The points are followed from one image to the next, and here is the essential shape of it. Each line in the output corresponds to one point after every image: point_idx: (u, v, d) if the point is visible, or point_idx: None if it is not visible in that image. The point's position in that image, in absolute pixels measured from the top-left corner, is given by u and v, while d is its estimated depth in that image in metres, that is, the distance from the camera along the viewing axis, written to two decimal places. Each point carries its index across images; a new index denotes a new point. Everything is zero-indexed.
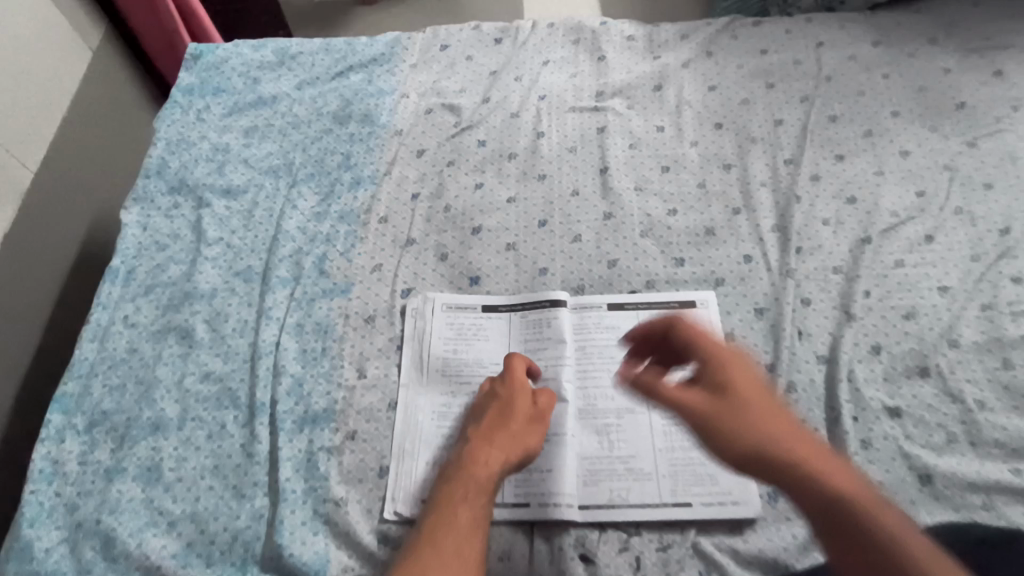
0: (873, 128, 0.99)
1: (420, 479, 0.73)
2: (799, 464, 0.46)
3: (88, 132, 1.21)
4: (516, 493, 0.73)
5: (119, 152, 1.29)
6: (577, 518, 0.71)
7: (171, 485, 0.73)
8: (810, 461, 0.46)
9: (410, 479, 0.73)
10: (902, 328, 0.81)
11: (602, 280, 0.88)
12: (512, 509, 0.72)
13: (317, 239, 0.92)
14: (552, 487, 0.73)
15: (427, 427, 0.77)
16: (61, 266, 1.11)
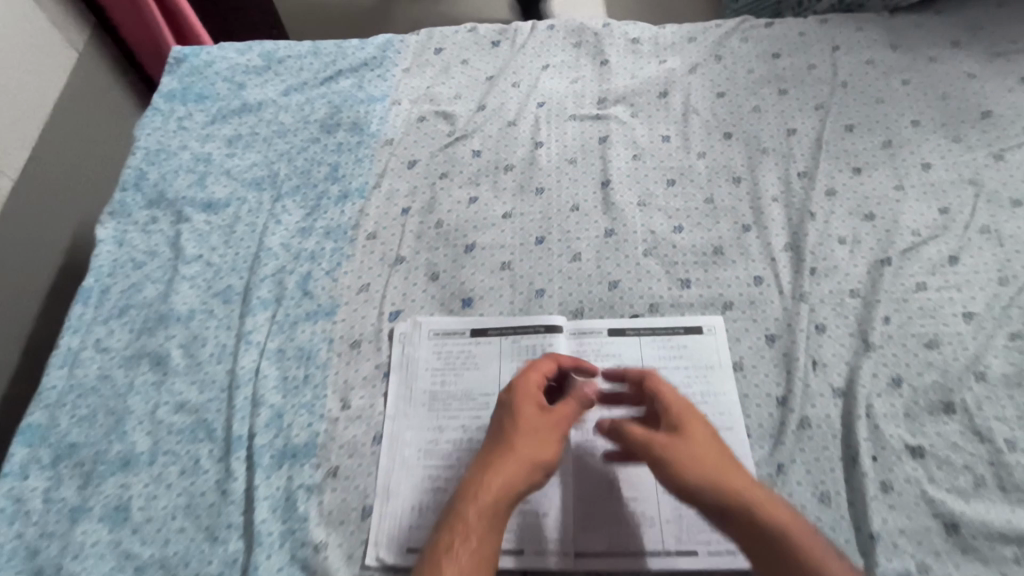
0: (893, 138, 0.93)
1: (407, 523, 0.69)
2: (733, 497, 0.57)
3: (72, 135, 1.15)
4: (509, 539, 0.68)
5: (103, 150, 1.22)
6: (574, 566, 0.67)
7: (140, 527, 0.69)
8: (740, 495, 0.57)
9: (395, 523, 0.70)
10: (925, 359, 0.76)
11: (603, 302, 0.83)
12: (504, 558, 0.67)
13: (302, 257, 0.86)
14: (547, 532, 0.69)
15: (415, 464, 0.73)
16: (44, 278, 1.08)
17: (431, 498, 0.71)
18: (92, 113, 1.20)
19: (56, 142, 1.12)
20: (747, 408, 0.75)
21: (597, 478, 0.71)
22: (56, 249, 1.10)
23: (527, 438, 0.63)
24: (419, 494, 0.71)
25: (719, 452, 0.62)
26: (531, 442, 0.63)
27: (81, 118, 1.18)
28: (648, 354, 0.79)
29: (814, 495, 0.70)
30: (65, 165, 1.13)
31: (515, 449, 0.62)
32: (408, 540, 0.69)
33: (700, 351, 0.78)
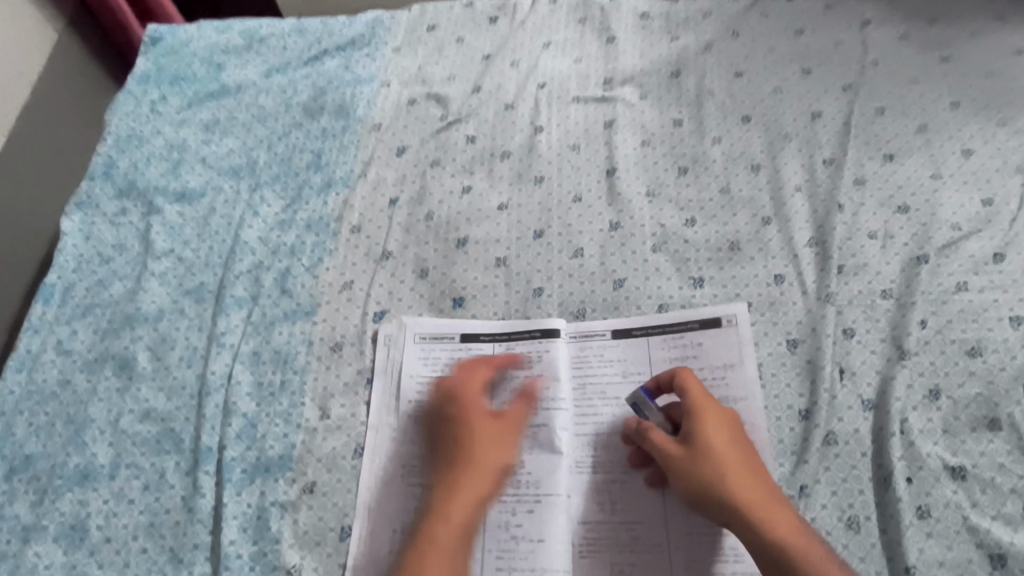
0: (930, 122, 0.84)
1: (384, 548, 0.63)
2: (747, 513, 0.56)
3: (47, 108, 1.05)
4: (499, 567, 0.63)
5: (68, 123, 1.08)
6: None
7: (98, 548, 0.64)
8: (754, 511, 0.56)
9: (373, 548, 0.63)
10: (966, 368, 0.68)
11: (607, 303, 0.75)
12: None
13: (280, 251, 0.80)
14: (541, 562, 0.62)
15: (396, 484, 0.66)
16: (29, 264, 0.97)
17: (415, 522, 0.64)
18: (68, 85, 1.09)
19: (27, 118, 1.02)
20: (767, 421, 0.67)
21: (598, 500, 0.65)
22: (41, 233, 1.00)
23: (484, 442, 0.62)
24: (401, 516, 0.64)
25: (742, 465, 0.59)
26: (489, 446, 0.62)
27: (55, 90, 1.07)
28: (655, 358, 0.71)
29: (840, 522, 0.62)
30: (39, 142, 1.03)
31: (472, 456, 0.61)
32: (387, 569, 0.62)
33: (717, 354, 0.70)
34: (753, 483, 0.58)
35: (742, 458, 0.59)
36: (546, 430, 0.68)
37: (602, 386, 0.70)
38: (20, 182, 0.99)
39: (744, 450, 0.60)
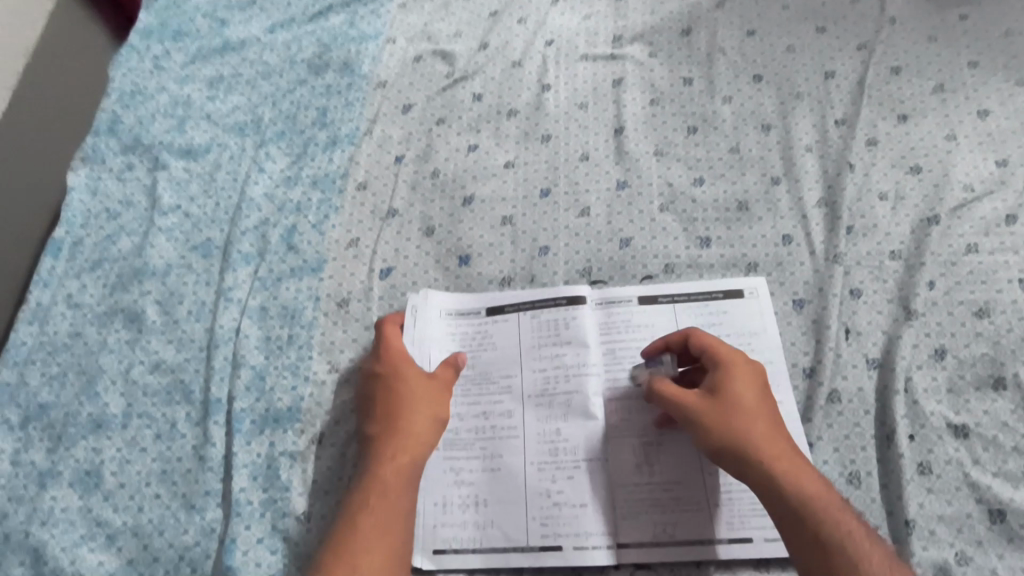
0: (947, 81, 0.83)
1: (429, 518, 0.64)
2: (770, 464, 0.56)
3: (39, 73, 1.02)
4: (543, 534, 0.63)
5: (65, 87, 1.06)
6: (621, 562, 0.61)
7: (112, 493, 0.65)
8: (778, 464, 0.56)
9: (419, 519, 0.64)
10: (972, 329, 0.68)
11: (614, 262, 0.75)
12: (537, 554, 0.62)
13: (286, 208, 0.80)
14: (586, 526, 0.63)
15: (434, 456, 0.67)
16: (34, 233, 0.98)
17: (457, 493, 0.65)
18: (58, 47, 1.05)
19: (18, 88, 0.98)
20: (776, 377, 0.67)
21: (635, 462, 0.65)
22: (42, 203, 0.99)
23: (406, 400, 0.64)
24: (443, 488, 0.65)
25: (767, 417, 0.59)
26: (410, 402, 0.64)
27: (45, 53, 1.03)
28: (683, 322, 0.70)
29: (842, 477, 0.63)
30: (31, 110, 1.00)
31: (396, 415, 0.63)
32: (436, 540, 0.63)
33: (742, 319, 0.70)
34: (778, 435, 0.58)
35: (766, 411, 0.59)
36: (579, 397, 0.68)
37: (632, 351, 0.70)
38: (16, 154, 0.97)
39: (768, 402, 0.60)
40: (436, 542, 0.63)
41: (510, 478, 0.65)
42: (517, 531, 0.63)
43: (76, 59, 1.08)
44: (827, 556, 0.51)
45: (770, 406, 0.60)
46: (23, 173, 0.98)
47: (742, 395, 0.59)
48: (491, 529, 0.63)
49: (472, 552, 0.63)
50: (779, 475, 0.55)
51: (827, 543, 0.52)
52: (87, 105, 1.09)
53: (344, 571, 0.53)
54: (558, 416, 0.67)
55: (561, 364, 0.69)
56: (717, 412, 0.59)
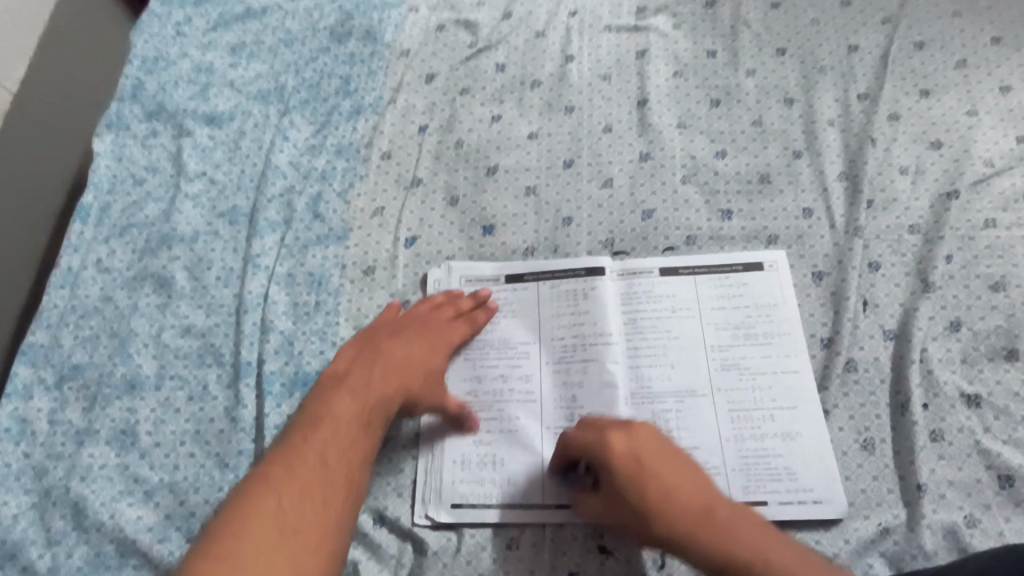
0: (970, 57, 0.83)
1: (450, 476, 0.66)
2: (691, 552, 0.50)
3: (53, 63, 1.00)
4: (561, 493, 0.64)
5: (84, 63, 1.05)
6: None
7: (148, 451, 0.67)
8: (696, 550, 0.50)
9: (441, 477, 0.66)
10: (988, 302, 0.69)
11: (635, 234, 0.76)
12: (555, 511, 0.64)
13: (311, 176, 0.81)
14: None
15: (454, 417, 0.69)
16: (43, 227, 0.98)
17: (475, 452, 0.67)
18: (73, 32, 1.04)
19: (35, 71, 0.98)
20: (797, 347, 0.69)
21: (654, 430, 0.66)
22: (45, 215, 0.98)
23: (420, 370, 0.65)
24: (463, 447, 0.68)
25: (670, 506, 0.52)
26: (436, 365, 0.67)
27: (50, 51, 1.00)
28: (702, 293, 0.72)
29: (857, 442, 0.65)
30: (34, 111, 0.97)
31: (431, 361, 0.66)
32: (454, 495, 0.65)
33: (762, 292, 0.71)
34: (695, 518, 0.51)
35: (668, 495, 0.52)
36: (597, 364, 0.69)
37: (652, 320, 0.71)
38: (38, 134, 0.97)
39: (670, 481, 0.53)
40: (458, 498, 0.65)
41: (530, 441, 0.67)
42: (536, 491, 0.65)
43: (83, 60, 1.05)
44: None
45: (675, 486, 0.53)
46: (43, 158, 0.98)
47: (634, 490, 0.53)
48: (509, 487, 0.65)
49: (490, 508, 0.65)
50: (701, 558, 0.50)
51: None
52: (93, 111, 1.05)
53: (291, 487, 0.51)
54: (577, 383, 0.69)
55: (581, 333, 0.71)
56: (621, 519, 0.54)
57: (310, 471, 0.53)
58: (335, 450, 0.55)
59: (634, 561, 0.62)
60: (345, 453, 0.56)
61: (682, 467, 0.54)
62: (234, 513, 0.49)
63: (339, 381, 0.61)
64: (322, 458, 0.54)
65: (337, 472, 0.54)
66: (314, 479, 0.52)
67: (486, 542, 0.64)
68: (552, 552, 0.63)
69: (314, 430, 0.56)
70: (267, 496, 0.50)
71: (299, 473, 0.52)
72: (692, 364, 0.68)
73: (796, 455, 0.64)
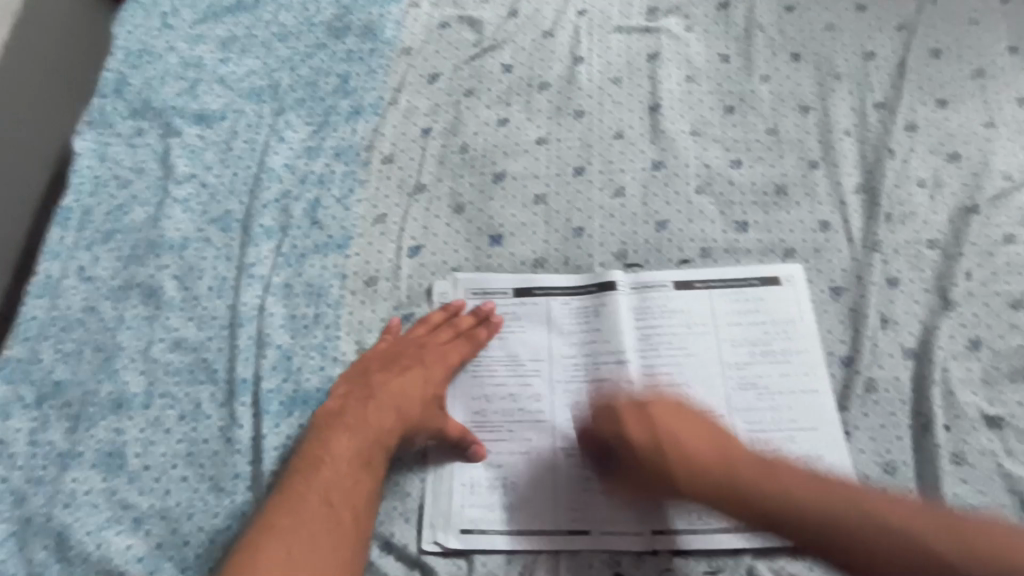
0: (986, 66, 0.81)
1: (458, 500, 0.64)
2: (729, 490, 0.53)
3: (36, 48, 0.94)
4: (573, 518, 0.62)
5: (66, 49, 0.99)
6: (657, 548, 0.60)
7: (137, 475, 0.63)
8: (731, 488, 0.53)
9: (448, 501, 0.64)
10: (1008, 320, 0.68)
11: (649, 245, 0.73)
12: (567, 537, 0.61)
13: (309, 180, 0.77)
14: (618, 511, 0.62)
15: None
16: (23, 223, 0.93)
17: (484, 475, 0.65)
18: (55, 17, 0.98)
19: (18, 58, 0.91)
20: (816, 367, 0.67)
21: None
22: (22, 221, 0.93)
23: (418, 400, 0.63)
24: (470, 469, 0.65)
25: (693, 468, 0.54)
26: (434, 393, 0.64)
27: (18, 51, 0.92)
28: (718, 309, 0.69)
29: (877, 466, 0.63)
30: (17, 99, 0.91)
31: (431, 387, 0.64)
32: (462, 521, 0.63)
33: (778, 308, 0.69)
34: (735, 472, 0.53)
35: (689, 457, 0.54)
36: (610, 384, 0.66)
37: (667, 337, 0.68)
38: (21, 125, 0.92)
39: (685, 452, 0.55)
40: (464, 525, 0.62)
41: (540, 465, 0.64)
42: (547, 516, 0.62)
43: (61, 59, 0.98)
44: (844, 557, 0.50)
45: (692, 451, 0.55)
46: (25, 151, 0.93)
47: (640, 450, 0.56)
48: (519, 511, 0.63)
49: (500, 534, 0.62)
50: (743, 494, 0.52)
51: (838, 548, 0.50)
52: (69, 120, 0.99)
53: (296, 542, 0.52)
54: (587, 403, 0.66)
55: (591, 350, 0.68)
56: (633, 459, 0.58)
57: (315, 515, 0.54)
58: (338, 493, 0.56)
59: None
60: (349, 496, 0.56)
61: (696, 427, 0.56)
62: (241, 562, 0.50)
63: (336, 416, 0.61)
64: (327, 504, 0.55)
65: (343, 517, 0.55)
66: (320, 523, 0.53)
67: (497, 569, 0.61)
68: None
69: (316, 471, 0.56)
70: (274, 547, 0.51)
71: (304, 519, 0.53)
72: (709, 382, 0.66)
73: None
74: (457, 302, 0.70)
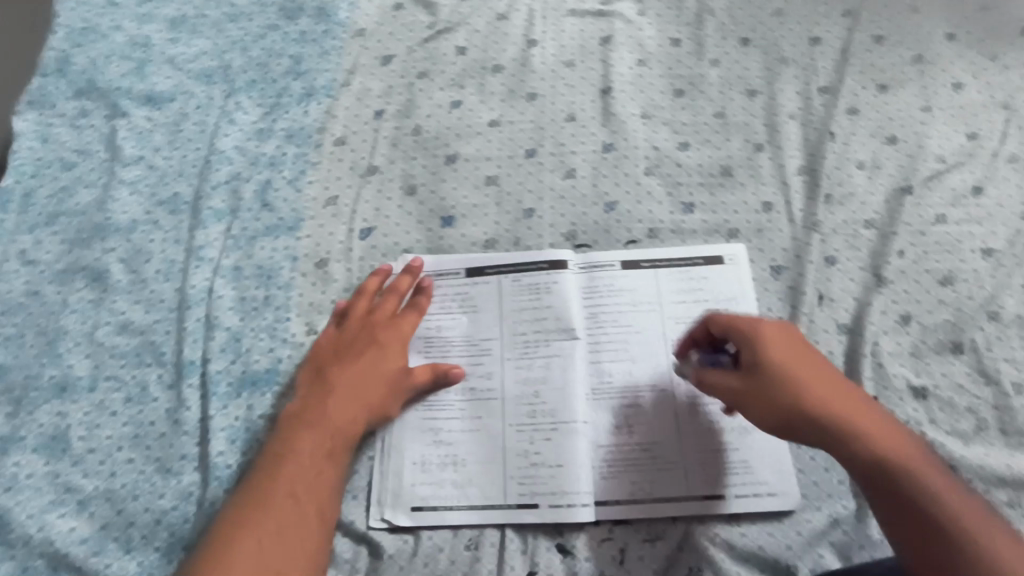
0: (925, 53, 0.84)
1: (408, 478, 0.64)
2: (835, 422, 0.53)
3: None
4: (521, 492, 0.64)
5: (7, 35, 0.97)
6: (599, 518, 0.63)
7: (81, 458, 0.63)
8: (843, 423, 0.53)
9: (397, 478, 0.64)
10: (937, 296, 0.71)
11: (598, 226, 0.75)
12: (513, 511, 0.63)
13: (260, 162, 0.76)
14: (563, 484, 0.64)
15: (413, 417, 0.67)
16: None
17: (434, 452, 0.66)
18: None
19: None
20: None
21: (616, 424, 0.66)
22: None
23: (369, 382, 0.63)
24: (421, 448, 0.66)
25: (849, 435, 0.52)
26: (388, 373, 0.65)
27: None
28: (664, 287, 0.71)
29: None
30: None
31: (383, 368, 0.65)
32: (412, 498, 0.64)
33: (720, 286, 0.71)
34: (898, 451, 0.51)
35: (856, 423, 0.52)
36: (559, 360, 0.68)
37: (614, 314, 0.70)
38: None
39: (850, 412, 0.53)
40: (415, 502, 0.64)
41: (489, 441, 0.66)
42: (495, 490, 0.64)
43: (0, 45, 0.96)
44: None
45: (857, 418, 0.52)
46: None
47: (794, 392, 0.54)
48: (469, 487, 0.64)
49: (449, 509, 0.63)
50: (842, 436, 0.52)
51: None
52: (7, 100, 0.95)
53: (264, 537, 0.52)
54: (537, 379, 0.67)
55: (541, 328, 0.69)
56: (771, 413, 0.55)
57: (283, 511, 0.54)
58: (303, 486, 0.56)
59: (594, 556, 0.62)
60: (313, 488, 0.57)
61: (859, 399, 0.54)
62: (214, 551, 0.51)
63: (295, 415, 0.61)
64: (293, 498, 0.55)
65: (309, 509, 0.56)
66: (291, 519, 0.54)
67: (444, 543, 0.63)
68: (512, 551, 0.62)
69: (277, 467, 0.57)
70: (245, 545, 0.52)
71: (272, 514, 0.54)
72: (654, 358, 0.68)
73: (753, 448, 0.64)
74: (402, 282, 0.70)
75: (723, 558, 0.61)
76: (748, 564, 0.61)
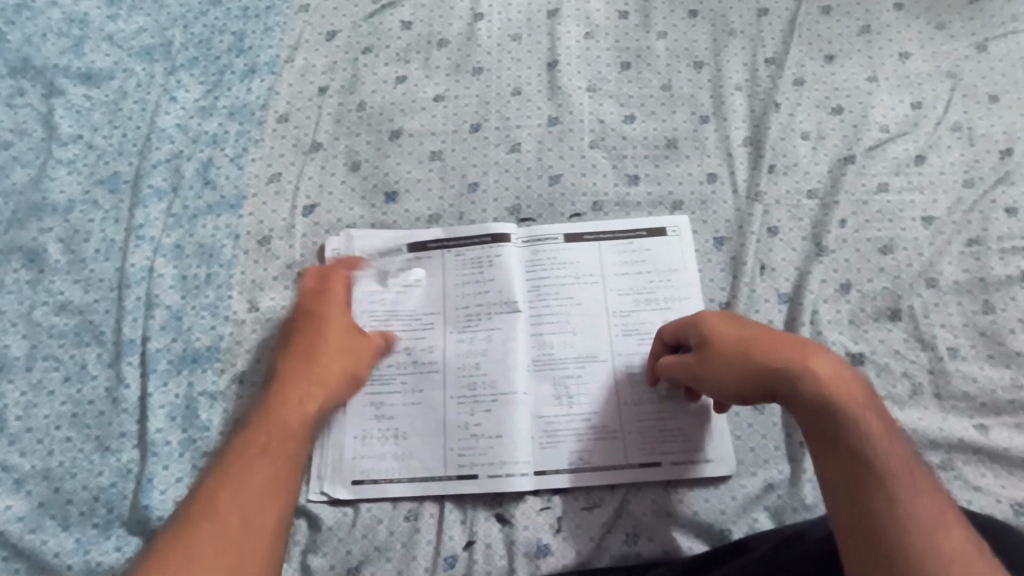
0: (873, 23, 0.83)
1: (350, 452, 0.65)
2: (792, 383, 0.52)
3: None
4: (460, 464, 0.64)
5: None
6: (537, 488, 0.63)
7: (18, 438, 0.63)
8: (801, 383, 0.51)
9: (339, 452, 0.65)
10: (877, 264, 0.72)
11: (542, 200, 0.75)
12: (453, 482, 0.64)
13: (201, 140, 0.76)
14: (502, 455, 0.64)
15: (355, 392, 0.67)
16: None
17: (376, 426, 0.66)
18: None
19: None
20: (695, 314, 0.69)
21: (557, 395, 0.66)
22: None
23: (322, 360, 0.58)
24: (363, 422, 0.66)
25: (809, 398, 0.51)
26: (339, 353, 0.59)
27: None
28: (607, 260, 0.71)
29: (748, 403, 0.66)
30: None
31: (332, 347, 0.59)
32: (354, 471, 0.64)
33: (663, 258, 0.72)
34: (843, 393, 0.50)
35: (803, 371, 0.52)
36: (501, 334, 0.68)
37: (557, 287, 0.70)
38: None
39: (804, 369, 0.52)
40: (356, 475, 0.64)
41: (431, 414, 0.66)
42: (436, 462, 0.64)
43: None
44: (878, 561, 0.44)
45: (815, 378, 0.51)
46: None
47: (746, 355, 0.55)
48: (409, 460, 0.65)
49: (389, 482, 0.64)
50: (805, 399, 0.51)
51: (892, 532, 0.44)
52: None
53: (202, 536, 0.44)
54: (478, 352, 0.68)
55: (483, 302, 0.69)
56: (723, 380, 0.56)
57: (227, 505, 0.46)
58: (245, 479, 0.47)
59: (532, 525, 0.62)
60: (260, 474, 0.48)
61: (826, 360, 0.52)
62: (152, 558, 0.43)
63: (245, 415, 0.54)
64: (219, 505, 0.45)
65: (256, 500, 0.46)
66: (213, 538, 0.44)
67: (383, 514, 0.63)
68: (452, 521, 0.63)
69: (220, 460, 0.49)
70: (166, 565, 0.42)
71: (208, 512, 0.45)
72: (594, 329, 0.69)
73: (690, 416, 0.65)
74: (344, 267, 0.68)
75: (658, 522, 0.62)
76: (683, 529, 0.62)
